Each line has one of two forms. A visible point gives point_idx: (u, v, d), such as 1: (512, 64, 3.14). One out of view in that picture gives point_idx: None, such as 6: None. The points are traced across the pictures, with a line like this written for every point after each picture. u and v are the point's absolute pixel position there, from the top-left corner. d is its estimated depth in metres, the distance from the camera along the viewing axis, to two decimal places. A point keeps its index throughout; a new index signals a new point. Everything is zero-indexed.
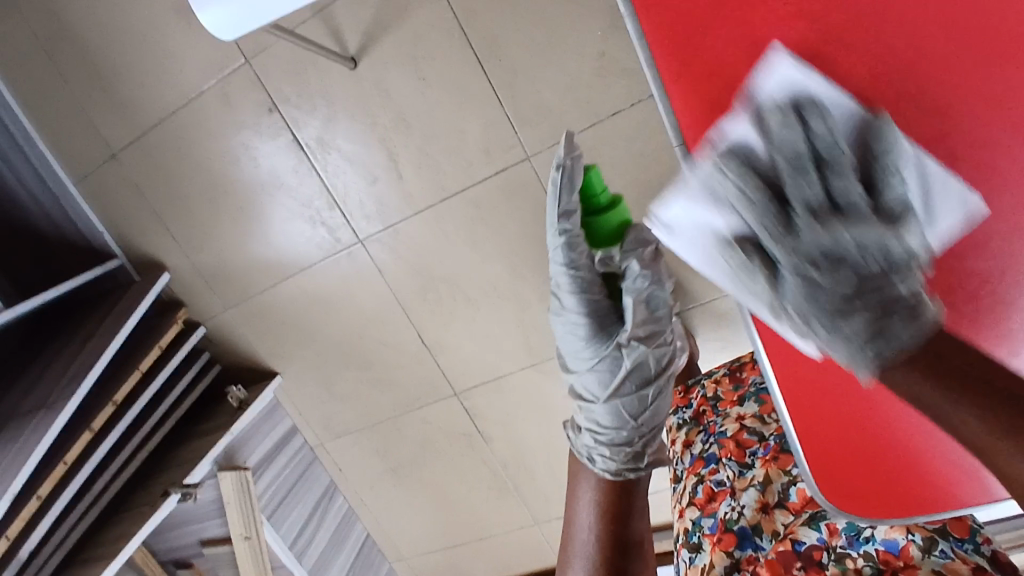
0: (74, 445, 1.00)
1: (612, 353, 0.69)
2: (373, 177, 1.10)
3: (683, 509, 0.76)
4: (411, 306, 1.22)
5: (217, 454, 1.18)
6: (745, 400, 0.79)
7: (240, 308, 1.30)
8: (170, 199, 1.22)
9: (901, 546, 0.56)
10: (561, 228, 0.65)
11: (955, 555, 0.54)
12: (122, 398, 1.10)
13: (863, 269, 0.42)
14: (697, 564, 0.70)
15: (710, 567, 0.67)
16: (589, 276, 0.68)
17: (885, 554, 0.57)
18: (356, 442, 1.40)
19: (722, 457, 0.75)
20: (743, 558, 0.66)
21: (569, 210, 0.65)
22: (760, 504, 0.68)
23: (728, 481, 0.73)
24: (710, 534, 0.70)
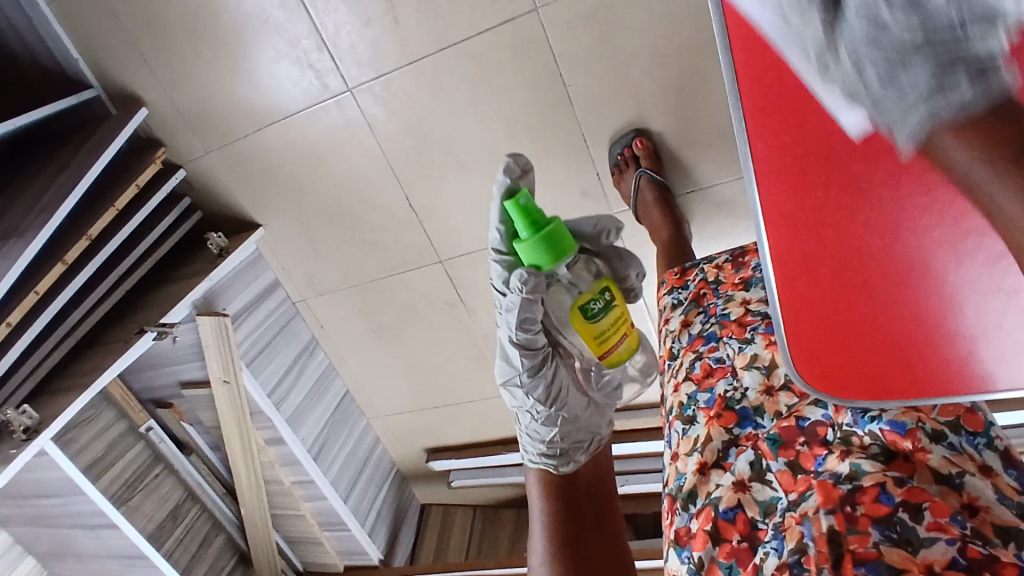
0: (46, 275, 0.98)
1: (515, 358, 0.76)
2: (367, 19, 1.02)
3: (678, 385, 0.72)
4: (400, 167, 1.17)
5: (196, 298, 1.17)
6: (751, 286, 0.75)
7: (222, 154, 1.24)
8: (147, 26, 1.12)
9: (907, 428, 0.52)
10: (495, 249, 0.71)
11: (966, 449, 0.51)
12: (97, 233, 1.07)
13: (903, 60, 0.29)
14: (689, 437, 0.66)
15: (706, 440, 0.63)
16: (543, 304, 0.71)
17: (892, 435, 0.52)
18: (338, 302, 1.40)
19: (722, 336, 0.72)
20: (743, 435, 0.62)
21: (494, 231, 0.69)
22: (764, 387, 0.64)
23: (729, 360, 0.69)
24: (706, 408, 0.67)
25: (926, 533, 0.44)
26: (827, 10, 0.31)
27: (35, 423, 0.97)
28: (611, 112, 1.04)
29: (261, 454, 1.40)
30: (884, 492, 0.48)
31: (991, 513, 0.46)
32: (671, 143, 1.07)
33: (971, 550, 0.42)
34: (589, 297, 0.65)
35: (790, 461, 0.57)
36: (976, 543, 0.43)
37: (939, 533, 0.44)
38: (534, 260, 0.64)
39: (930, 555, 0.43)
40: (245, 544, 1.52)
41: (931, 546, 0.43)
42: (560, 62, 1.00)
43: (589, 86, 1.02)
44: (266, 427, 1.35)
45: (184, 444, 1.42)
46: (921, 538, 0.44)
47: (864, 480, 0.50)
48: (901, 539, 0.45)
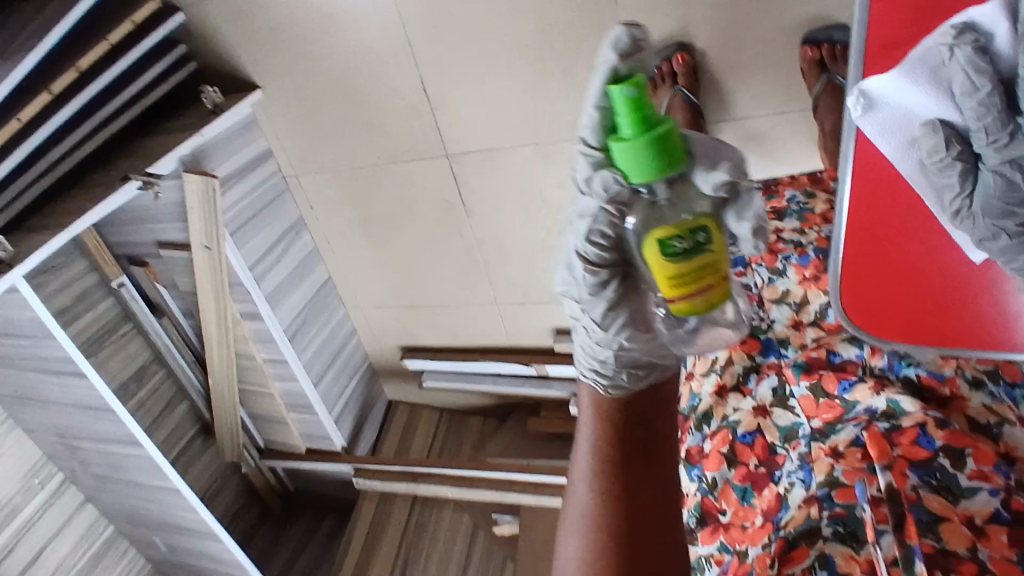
0: (31, 104, 0.90)
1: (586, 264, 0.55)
2: None
3: None
4: (420, 46, 1.09)
5: (184, 153, 1.11)
6: (785, 217, 0.73)
7: (227, 2, 1.14)
8: None
9: (947, 376, 0.49)
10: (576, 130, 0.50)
11: (1005, 400, 0.46)
12: (87, 67, 0.98)
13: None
14: (707, 359, 0.65)
15: (727, 364, 0.62)
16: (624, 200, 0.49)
17: (929, 381, 0.50)
18: (332, 184, 1.33)
19: (752, 263, 0.70)
20: (765, 363, 0.60)
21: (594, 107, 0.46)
22: (793, 322, 0.63)
23: (756, 289, 0.67)
24: None
25: (966, 480, 0.40)
26: (967, 176, 0.43)
27: (9, 257, 0.92)
28: (655, 19, 0.98)
29: (235, 326, 1.35)
30: (923, 433, 0.43)
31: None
32: (711, 65, 1.00)
33: (1016, 503, 0.38)
34: (673, 232, 0.45)
35: (813, 386, 0.54)
36: (1022, 497, 0.39)
37: (981, 483, 0.40)
38: (629, 167, 0.44)
39: (971, 508, 0.39)
40: (209, 416, 1.51)
41: (972, 497, 0.39)
42: None
43: None
44: (241, 300, 1.31)
45: (155, 306, 1.38)
46: (961, 487, 0.40)
47: (901, 418, 0.46)
48: (939, 486, 0.40)
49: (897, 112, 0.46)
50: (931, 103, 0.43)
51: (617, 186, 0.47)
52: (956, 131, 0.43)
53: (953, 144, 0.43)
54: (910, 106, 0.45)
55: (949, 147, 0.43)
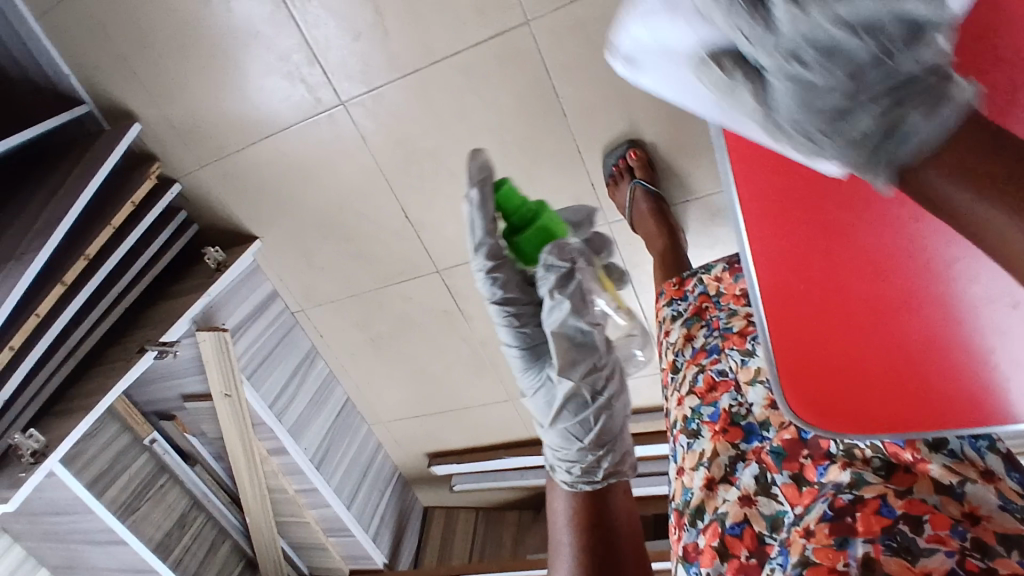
0: (46, 298, 0.99)
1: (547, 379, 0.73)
2: (357, 32, 1.04)
3: (683, 398, 0.72)
4: (394, 177, 1.18)
5: (195, 313, 1.18)
6: None
7: (217, 167, 1.25)
8: (140, 43, 1.13)
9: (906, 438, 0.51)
10: (479, 260, 0.73)
11: (968, 455, 0.49)
12: (94, 253, 1.07)
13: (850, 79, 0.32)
14: (695, 451, 0.67)
15: (712, 455, 0.64)
16: (524, 308, 0.74)
17: (892, 446, 0.51)
18: (337, 312, 1.40)
19: (725, 348, 0.70)
20: (750, 450, 0.62)
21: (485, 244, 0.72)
22: (769, 400, 0.62)
23: (732, 372, 0.68)
24: (710, 422, 0.66)
25: (925, 543, 0.45)
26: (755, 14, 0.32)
27: (42, 446, 0.97)
28: (603, 124, 1.06)
29: (264, 463, 1.39)
30: (884, 503, 0.48)
31: (993, 522, 0.45)
32: (664, 154, 1.09)
33: (969, 562, 0.42)
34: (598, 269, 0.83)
35: (795, 474, 0.56)
36: (975, 557, 0.43)
37: (937, 545, 0.44)
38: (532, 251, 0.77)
39: (929, 564, 0.43)
40: (251, 550, 1.54)
41: (930, 555, 0.44)
42: (550, 73, 1.02)
43: (582, 95, 1.03)
44: (267, 438, 1.35)
45: (188, 454, 1.43)
46: (920, 548, 0.45)
47: (866, 490, 0.50)
48: (899, 547, 0.45)
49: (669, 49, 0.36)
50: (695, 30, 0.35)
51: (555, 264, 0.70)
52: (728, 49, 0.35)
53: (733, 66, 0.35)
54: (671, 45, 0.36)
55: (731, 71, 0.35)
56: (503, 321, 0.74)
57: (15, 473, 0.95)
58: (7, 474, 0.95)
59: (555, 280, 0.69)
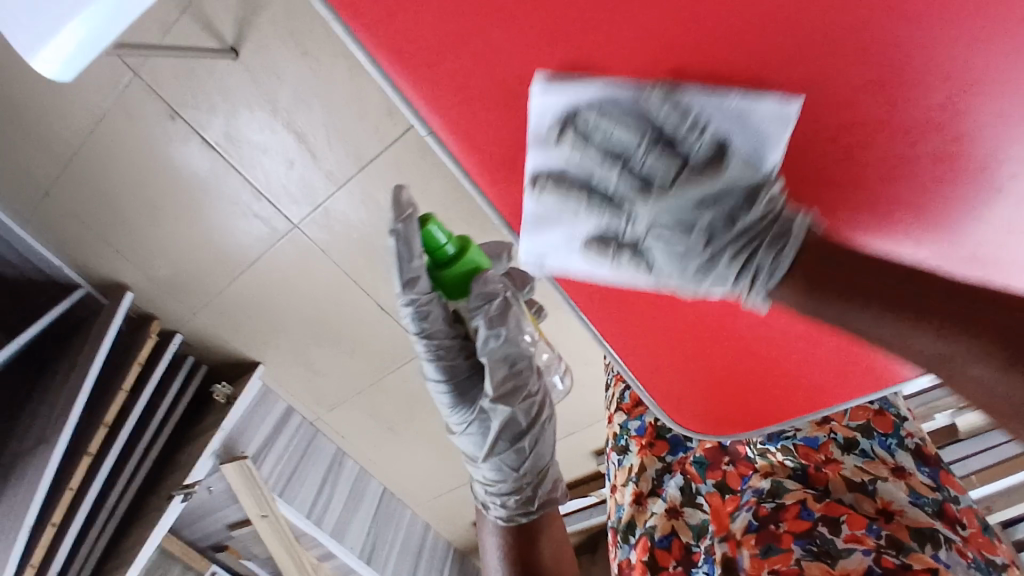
0: (76, 472, 1.09)
1: (477, 414, 0.71)
2: (290, 161, 1.15)
3: (613, 415, 0.75)
4: (361, 277, 1.27)
5: (215, 448, 1.27)
6: None
7: (209, 310, 1.36)
8: (113, 221, 1.27)
9: (819, 442, 0.57)
10: (408, 298, 0.62)
11: (878, 453, 0.54)
12: (113, 419, 1.18)
13: (705, 207, 0.40)
14: (625, 466, 0.70)
15: (641, 470, 0.66)
16: (447, 347, 0.68)
17: (803, 449, 0.57)
18: (349, 411, 1.47)
19: None
20: (676, 461, 0.65)
21: (412, 283, 0.60)
22: None
23: None
24: (637, 436, 0.70)
25: (843, 544, 0.47)
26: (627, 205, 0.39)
27: None
28: None
29: None
30: (804, 508, 0.51)
31: (905, 517, 0.49)
32: None
33: (885, 560, 0.44)
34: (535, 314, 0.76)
35: (718, 482, 0.60)
36: (891, 554, 0.45)
37: (855, 545, 0.46)
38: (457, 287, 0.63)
39: (849, 565, 0.45)
40: None
41: (849, 556, 0.46)
42: None
43: None
44: (313, 546, 1.40)
45: None
46: (839, 549, 0.47)
47: (785, 496, 0.53)
48: (820, 552, 0.47)
49: (567, 244, 0.42)
50: (558, 161, 0.38)
51: (491, 288, 0.62)
52: (619, 156, 0.37)
53: (617, 246, 0.42)
54: (568, 241, 0.42)
55: (617, 251, 0.42)
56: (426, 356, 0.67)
57: None
58: None
59: (489, 318, 0.63)
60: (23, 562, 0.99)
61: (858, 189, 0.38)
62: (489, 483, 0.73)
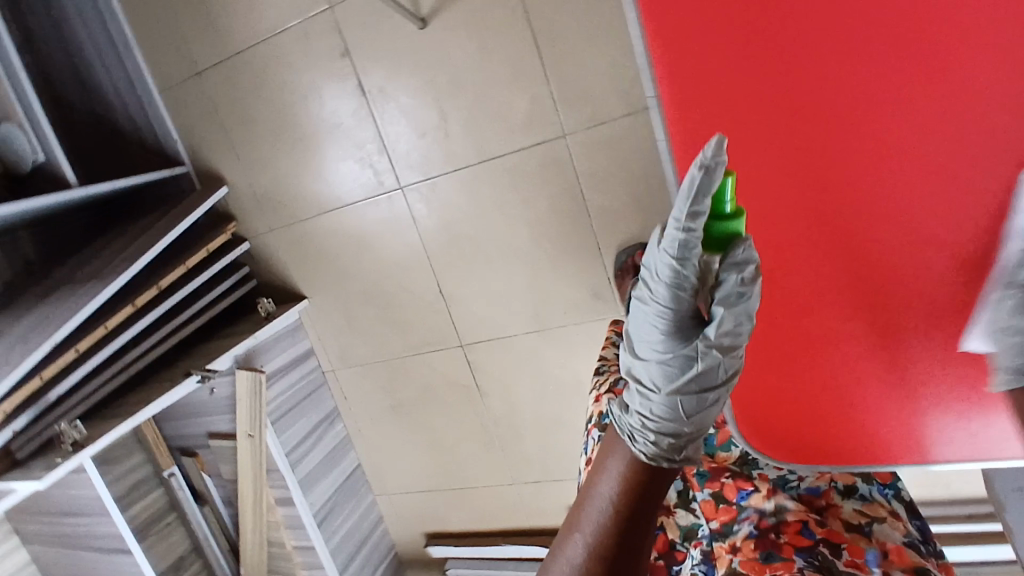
0: (116, 314, 1.14)
1: (685, 353, 0.66)
2: (423, 131, 1.25)
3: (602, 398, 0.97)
4: (435, 257, 1.33)
5: (239, 352, 1.30)
6: None
7: (285, 233, 1.43)
8: (242, 121, 1.36)
9: (823, 490, 0.78)
10: (682, 217, 0.59)
11: (875, 498, 0.76)
12: (166, 285, 1.24)
13: None
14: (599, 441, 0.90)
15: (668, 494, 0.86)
16: (689, 280, 0.64)
17: (808, 494, 0.78)
18: (363, 375, 1.51)
19: None
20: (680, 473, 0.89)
21: (697, 215, 0.59)
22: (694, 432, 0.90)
23: None
24: None
25: (842, 565, 0.68)
26: None
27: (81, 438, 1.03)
28: (623, 229, 1.19)
29: (269, 512, 1.45)
30: (805, 528, 0.73)
31: (896, 552, 0.68)
32: None
33: None
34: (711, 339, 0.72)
35: (715, 493, 0.82)
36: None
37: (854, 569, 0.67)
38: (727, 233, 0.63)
39: None
40: None
41: None
42: (581, 178, 1.18)
43: (607, 200, 1.18)
44: (277, 486, 1.40)
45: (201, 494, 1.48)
46: (840, 569, 0.67)
47: (787, 514, 0.75)
48: (821, 566, 0.68)
49: None
50: None
51: (751, 262, 0.62)
52: None
53: None
54: None
55: None
56: (669, 249, 0.62)
57: (50, 459, 1.00)
58: (43, 459, 1.00)
59: (737, 273, 0.62)
60: (36, 370, 1.02)
61: (916, 253, 0.64)
62: (647, 416, 0.68)
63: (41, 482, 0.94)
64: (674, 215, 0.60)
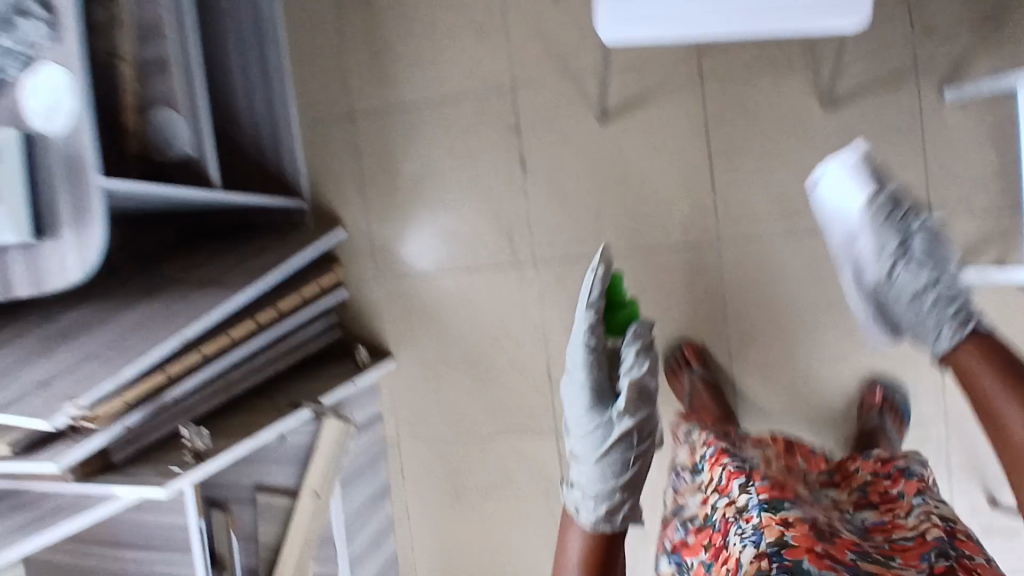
0: (240, 325, 1.05)
1: (605, 421, 0.85)
2: (574, 214, 1.28)
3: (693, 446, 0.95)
4: (552, 337, 1.32)
5: (336, 395, 1.22)
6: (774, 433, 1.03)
7: (391, 286, 1.38)
8: (382, 169, 1.35)
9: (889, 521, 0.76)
10: (589, 310, 0.89)
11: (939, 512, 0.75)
12: (286, 307, 1.16)
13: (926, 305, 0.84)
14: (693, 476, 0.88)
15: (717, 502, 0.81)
16: (600, 361, 0.89)
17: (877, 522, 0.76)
18: (431, 452, 1.40)
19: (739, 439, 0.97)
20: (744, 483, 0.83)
21: (598, 304, 0.89)
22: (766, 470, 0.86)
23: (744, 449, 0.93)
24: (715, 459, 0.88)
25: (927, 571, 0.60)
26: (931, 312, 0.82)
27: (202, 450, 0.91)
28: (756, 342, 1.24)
29: None
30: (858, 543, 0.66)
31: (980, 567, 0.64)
32: (802, 385, 1.23)
33: None
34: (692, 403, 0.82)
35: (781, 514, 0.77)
36: None
37: None
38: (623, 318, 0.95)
39: None
40: None
41: None
42: (726, 288, 1.23)
43: (745, 311, 1.23)
44: (325, 558, 1.26)
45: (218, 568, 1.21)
46: None
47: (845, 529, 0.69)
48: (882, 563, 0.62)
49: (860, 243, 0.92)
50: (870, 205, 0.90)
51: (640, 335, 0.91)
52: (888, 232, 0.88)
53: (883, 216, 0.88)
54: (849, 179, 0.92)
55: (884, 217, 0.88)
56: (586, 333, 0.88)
57: (166, 467, 0.88)
58: (156, 465, 0.88)
59: (637, 350, 0.89)
60: (161, 365, 0.92)
61: None
62: (586, 489, 0.81)
63: (165, 490, 0.82)
64: (582, 308, 0.89)
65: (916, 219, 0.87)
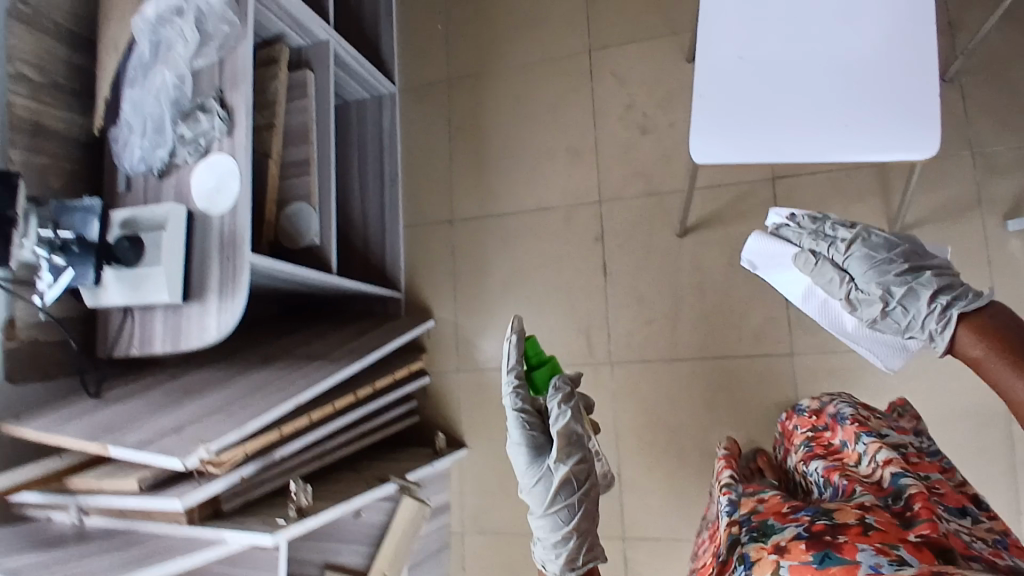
0: (342, 395, 1.13)
1: (543, 473, 0.93)
2: (651, 320, 1.35)
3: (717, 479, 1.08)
4: (623, 437, 1.35)
5: (415, 476, 1.28)
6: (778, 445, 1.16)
7: (470, 377, 1.45)
8: (472, 268, 1.47)
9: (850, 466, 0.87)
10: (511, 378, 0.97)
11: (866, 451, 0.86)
12: (380, 385, 1.25)
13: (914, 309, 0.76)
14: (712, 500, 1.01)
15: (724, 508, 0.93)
16: (530, 420, 0.96)
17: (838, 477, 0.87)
18: (494, 548, 1.40)
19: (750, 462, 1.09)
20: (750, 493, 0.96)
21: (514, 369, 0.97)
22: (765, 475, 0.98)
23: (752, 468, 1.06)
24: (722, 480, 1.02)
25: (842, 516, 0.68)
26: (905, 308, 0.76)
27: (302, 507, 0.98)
28: None
29: None
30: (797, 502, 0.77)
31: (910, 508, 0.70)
32: None
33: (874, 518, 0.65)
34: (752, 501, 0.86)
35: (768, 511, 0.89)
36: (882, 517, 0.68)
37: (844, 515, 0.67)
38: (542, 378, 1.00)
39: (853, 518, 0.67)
40: None
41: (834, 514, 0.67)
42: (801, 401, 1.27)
43: None
44: None
45: None
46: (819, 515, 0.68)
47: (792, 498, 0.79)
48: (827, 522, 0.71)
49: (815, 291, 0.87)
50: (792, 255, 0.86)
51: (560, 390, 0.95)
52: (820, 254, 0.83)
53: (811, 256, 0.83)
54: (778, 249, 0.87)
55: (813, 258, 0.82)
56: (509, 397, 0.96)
57: (271, 518, 0.94)
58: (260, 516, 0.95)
59: (560, 399, 0.94)
60: (276, 422, 1.00)
61: None
62: (545, 540, 0.94)
63: (272, 538, 0.88)
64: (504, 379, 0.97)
65: (840, 234, 0.82)
